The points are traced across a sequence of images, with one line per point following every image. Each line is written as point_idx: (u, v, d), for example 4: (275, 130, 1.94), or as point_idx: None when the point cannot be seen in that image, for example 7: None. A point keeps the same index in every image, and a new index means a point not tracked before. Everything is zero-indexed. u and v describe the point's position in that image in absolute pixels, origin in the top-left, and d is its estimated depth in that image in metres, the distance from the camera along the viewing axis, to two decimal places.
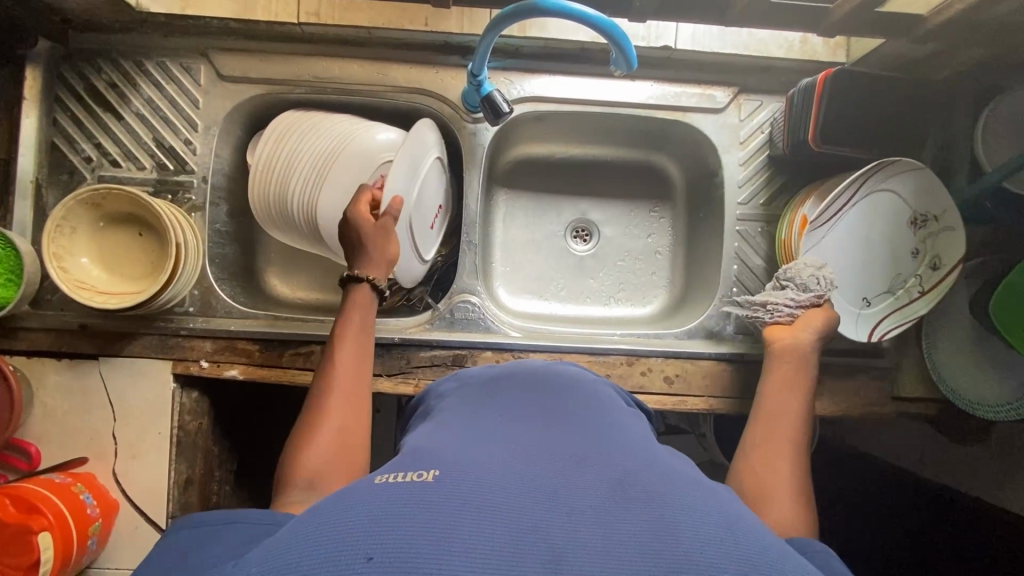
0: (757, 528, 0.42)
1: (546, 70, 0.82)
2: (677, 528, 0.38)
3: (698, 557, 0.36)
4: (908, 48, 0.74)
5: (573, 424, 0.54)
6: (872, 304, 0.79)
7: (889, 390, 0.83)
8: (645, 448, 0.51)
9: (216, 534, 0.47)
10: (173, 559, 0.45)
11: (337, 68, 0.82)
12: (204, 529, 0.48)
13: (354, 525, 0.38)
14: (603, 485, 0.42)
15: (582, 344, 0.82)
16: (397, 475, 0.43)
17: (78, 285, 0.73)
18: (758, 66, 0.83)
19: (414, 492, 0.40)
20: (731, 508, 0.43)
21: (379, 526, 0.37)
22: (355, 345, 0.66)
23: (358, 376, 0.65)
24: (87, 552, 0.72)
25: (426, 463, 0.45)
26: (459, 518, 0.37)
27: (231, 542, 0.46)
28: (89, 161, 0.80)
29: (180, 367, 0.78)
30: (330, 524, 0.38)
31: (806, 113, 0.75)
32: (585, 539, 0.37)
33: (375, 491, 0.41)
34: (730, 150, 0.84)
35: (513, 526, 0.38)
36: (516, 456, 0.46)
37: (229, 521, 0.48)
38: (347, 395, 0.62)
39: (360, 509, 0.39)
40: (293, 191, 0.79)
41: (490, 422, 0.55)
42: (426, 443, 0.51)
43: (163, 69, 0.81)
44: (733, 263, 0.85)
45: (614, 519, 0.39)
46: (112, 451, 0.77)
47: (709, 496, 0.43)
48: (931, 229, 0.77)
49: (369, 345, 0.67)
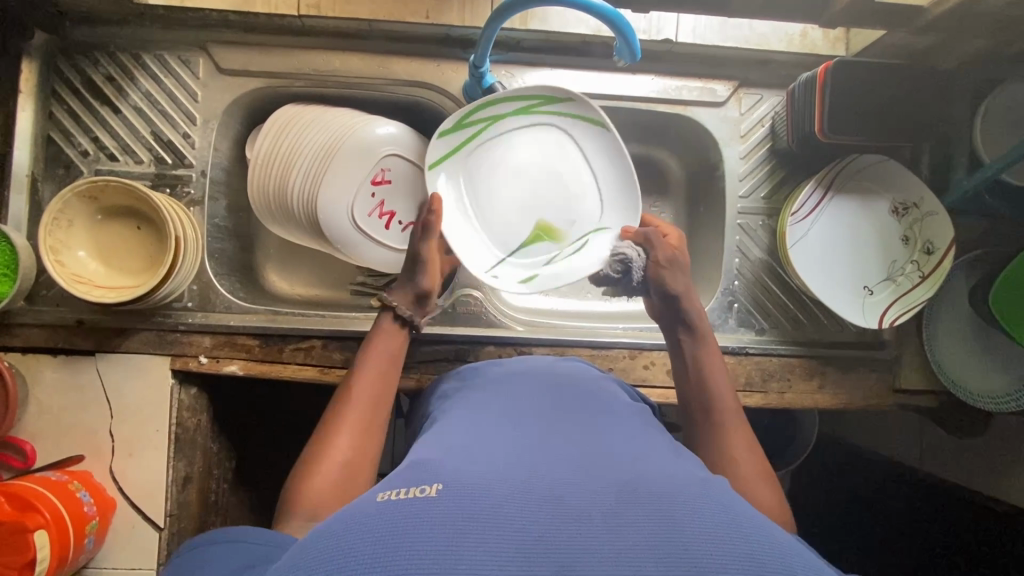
0: (763, 522, 0.42)
1: (546, 63, 0.82)
2: (686, 530, 0.38)
3: (709, 559, 0.36)
4: (907, 40, 0.74)
5: (577, 428, 0.53)
6: (875, 292, 0.80)
7: (890, 383, 0.83)
8: (648, 451, 0.50)
9: (218, 555, 0.47)
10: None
11: (337, 61, 0.81)
12: (208, 549, 0.48)
13: (358, 552, 0.36)
14: (610, 489, 0.42)
15: (585, 338, 0.81)
16: (399, 491, 0.42)
17: (75, 279, 0.72)
18: (758, 61, 0.84)
19: (419, 511, 0.39)
20: (738, 504, 0.43)
21: (385, 548, 0.36)
22: (375, 384, 0.65)
23: (372, 411, 0.63)
24: (84, 552, 0.71)
25: (428, 477, 0.44)
26: (466, 534, 0.37)
27: (231, 564, 0.45)
28: (86, 155, 0.80)
29: (179, 363, 0.77)
30: (335, 547, 0.37)
31: (810, 106, 0.75)
32: (595, 546, 0.37)
33: (376, 511, 0.40)
34: (730, 143, 0.85)
35: (522, 536, 0.37)
36: (522, 461, 0.46)
37: (230, 540, 0.48)
38: (358, 428, 0.61)
39: (363, 533, 0.38)
40: (293, 185, 0.79)
41: (491, 427, 0.55)
42: (429, 454, 0.50)
43: (161, 62, 0.80)
44: (735, 256, 0.85)
45: (623, 524, 0.39)
46: (109, 450, 0.76)
47: (714, 494, 0.43)
48: (913, 215, 0.80)
49: (390, 379, 0.66)
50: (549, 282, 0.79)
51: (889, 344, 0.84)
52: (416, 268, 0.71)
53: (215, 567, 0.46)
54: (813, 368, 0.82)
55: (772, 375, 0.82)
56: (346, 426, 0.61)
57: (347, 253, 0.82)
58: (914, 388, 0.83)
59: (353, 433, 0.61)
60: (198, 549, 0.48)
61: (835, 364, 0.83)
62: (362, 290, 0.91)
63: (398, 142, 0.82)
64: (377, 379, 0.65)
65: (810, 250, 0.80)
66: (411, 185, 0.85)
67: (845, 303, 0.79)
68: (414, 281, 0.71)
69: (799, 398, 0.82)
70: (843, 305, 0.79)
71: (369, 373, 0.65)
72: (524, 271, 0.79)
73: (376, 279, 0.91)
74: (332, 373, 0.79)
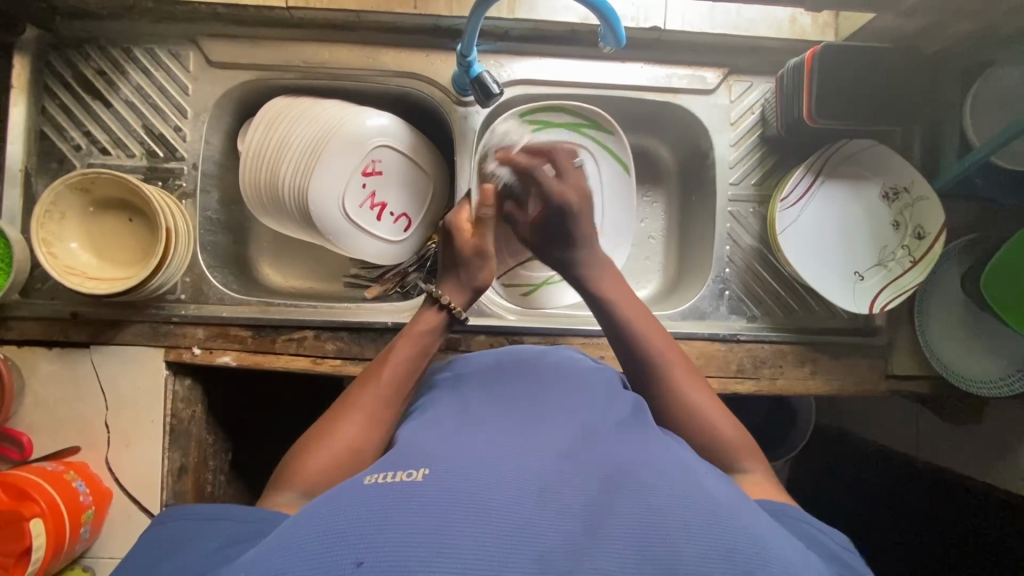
0: (749, 519, 0.41)
1: (535, 53, 0.82)
2: (669, 523, 0.38)
3: (692, 555, 0.36)
4: (895, 23, 0.74)
5: (566, 416, 0.53)
6: (866, 278, 0.80)
7: (883, 368, 0.83)
8: (639, 439, 0.50)
9: (211, 531, 0.47)
10: (168, 553, 0.46)
11: (327, 53, 0.82)
12: (202, 523, 0.48)
13: (345, 529, 0.37)
14: (596, 478, 0.42)
15: (577, 326, 0.82)
16: (386, 474, 0.42)
17: (68, 270, 0.73)
18: (748, 47, 0.84)
19: (406, 493, 0.39)
20: (724, 499, 0.43)
21: (372, 529, 0.36)
22: (393, 372, 0.64)
23: (385, 400, 0.62)
24: (80, 540, 0.72)
25: (417, 461, 0.44)
26: (451, 518, 0.37)
27: (223, 542, 0.45)
28: (79, 149, 0.80)
29: (173, 354, 0.78)
30: (322, 525, 0.38)
31: (799, 92, 0.75)
32: (578, 538, 0.37)
33: (364, 493, 0.40)
34: (721, 130, 0.85)
35: (506, 523, 0.37)
36: (511, 449, 0.46)
37: (222, 516, 0.48)
38: (368, 414, 0.60)
39: (349, 512, 0.38)
40: (284, 178, 0.79)
41: (482, 415, 0.55)
42: (417, 440, 0.50)
43: (152, 56, 0.81)
44: (726, 243, 0.85)
45: (608, 516, 0.38)
46: (105, 440, 0.76)
47: (698, 487, 0.43)
48: (904, 200, 0.80)
49: (412, 373, 0.65)
50: (545, 299, 0.89)
51: (882, 330, 0.83)
52: (473, 267, 0.72)
53: (207, 542, 0.46)
54: (805, 354, 0.82)
55: (764, 362, 0.82)
56: (361, 407, 0.61)
57: (339, 245, 0.83)
58: (906, 373, 0.83)
59: (365, 416, 0.60)
60: (191, 519, 0.48)
61: (827, 350, 0.83)
62: (355, 282, 0.91)
63: (389, 133, 0.82)
64: (405, 367, 0.65)
65: (801, 235, 0.80)
66: (403, 176, 0.85)
67: (836, 289, 0.79)
68: (472, 282, 0.72)
69: (791, 384, 0.82)
70: (833, 291, 0.79)
71: (399, 361, 0.65)
72: (525, 285, 0.89)
73: (369, 270, 0.91)
74: (324, 363, 0.80)
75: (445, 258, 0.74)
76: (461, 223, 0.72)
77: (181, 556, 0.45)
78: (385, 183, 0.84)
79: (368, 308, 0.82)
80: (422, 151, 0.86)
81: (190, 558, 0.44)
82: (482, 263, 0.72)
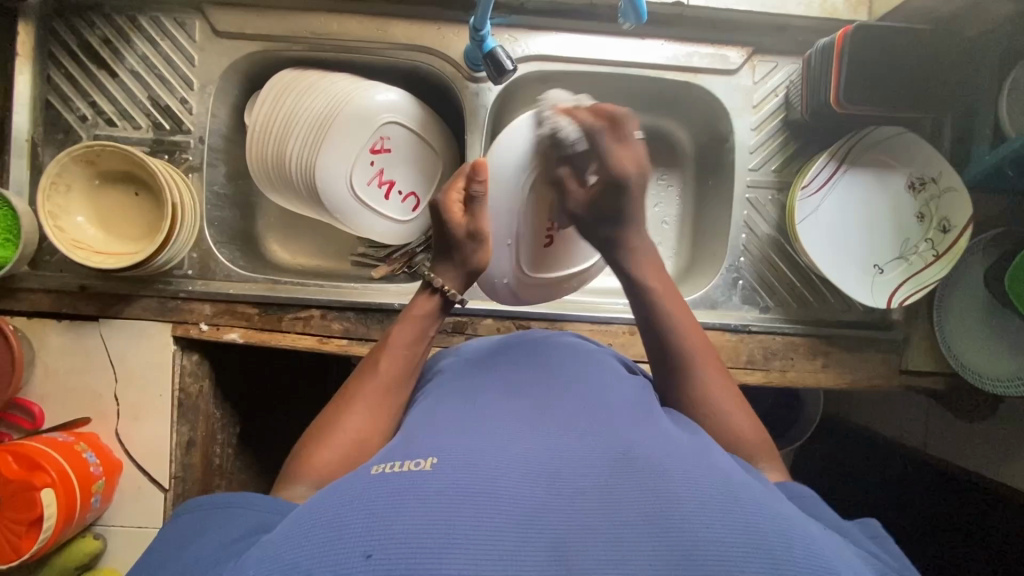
0: (766, 498, 0.40)
1: (552, 27, 0.79)
2: (681, 501, 0.37)
3: (704, 533, 0.35)
4: (932, 2, 0.70)
5: (571, 401, 0.52)
6: (885, 271, 0.77)
7: (896, 363, 0.81)
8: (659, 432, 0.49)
9: (222, 516, 0.46)
10: (171, 552, 0.44)
11: (336, 23, 0.79)
12: (210, 514, 0.47)
13: (352, 522, 0.36)
14: (605, 463, 0.41)
15: (585, 313, 0.81)
16: (392, 465, 0.41)
17: (75, 244, 0.73)
18: (774, 26, 0.80)
19: (411, 484, 0.38)
20: (734, 480, 0.42)
21: (376, 519, 0.36)
22: (391, 362, 0.62)
23: (387, 389, 0.61)
24: (91, 509, 0.73)
25: (422, 450, 0.43)
26: (460, 507, 0.36)
27: (233, 529, 0.44)
28: (84, 119, 0.79)
29: (181, 329, 0.78)
30: (325, 522, 0.37)
31: (827, 73, 0.71)
32: (591, 524, 0.36)
33: (369, 485, 0.39)
34: (743, 113, 0.81)
35: (515, 511, 0.37)
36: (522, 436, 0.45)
37: (229, 504, 0.47)
38: (370, 406, 0.59)
39: (358, 504, 0.37)
40: (290, 151, 0.77)
41: (488, 400, 0.53)
42: (419, 428, 0.50)
43: (157, 24, 0.79)
44: (742, 232, 0.82)
45: (618, 499, 0.38)
46: (115, 412, 0.77)
47: (711, 466, 0.42)
48: (931, 191, 0.77)
49: (413, 360, 0.63)
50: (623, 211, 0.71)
51: (898, 324, 0.81)
52: (470, 253, 0.69)
53: (217, 534, 0.44)
54: (817, 347, 0.81)
55: (775, 353, 0.80)
56: (365, 395, 0.59)
57: (346, 224, 0.81)
58: (921, 369, 0.81)
59: (370, 405, 0.59)
60: (202, 510, 0.47)
61: (841, 343, 0.81)
62: (362, 261, 0.90)
63: (399, 109, 0.80)
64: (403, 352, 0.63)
65: (821, 225, 0.78)
66: (410, 153, 0.83)
67: (853, 281, 0.77)
68: (465, 265, 0.69)
69: (800, 378, 0.80)
70: (850, 283, 0.77)
71: (398, 348, 0.63)
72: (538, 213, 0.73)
73: (378, 251, 0.90)
74: (331, 343, 0.79)
75: (439, 242, 0.70)
76: (454, 205, 0.67)
77: (186, 553, 0.43)
78: (396, 166, 0.82)
79: (375, 288, 0.81)
80: (431, 128, 0.83)
81: (203, 551, 0.43)
82: (477, 245, 0.68)
